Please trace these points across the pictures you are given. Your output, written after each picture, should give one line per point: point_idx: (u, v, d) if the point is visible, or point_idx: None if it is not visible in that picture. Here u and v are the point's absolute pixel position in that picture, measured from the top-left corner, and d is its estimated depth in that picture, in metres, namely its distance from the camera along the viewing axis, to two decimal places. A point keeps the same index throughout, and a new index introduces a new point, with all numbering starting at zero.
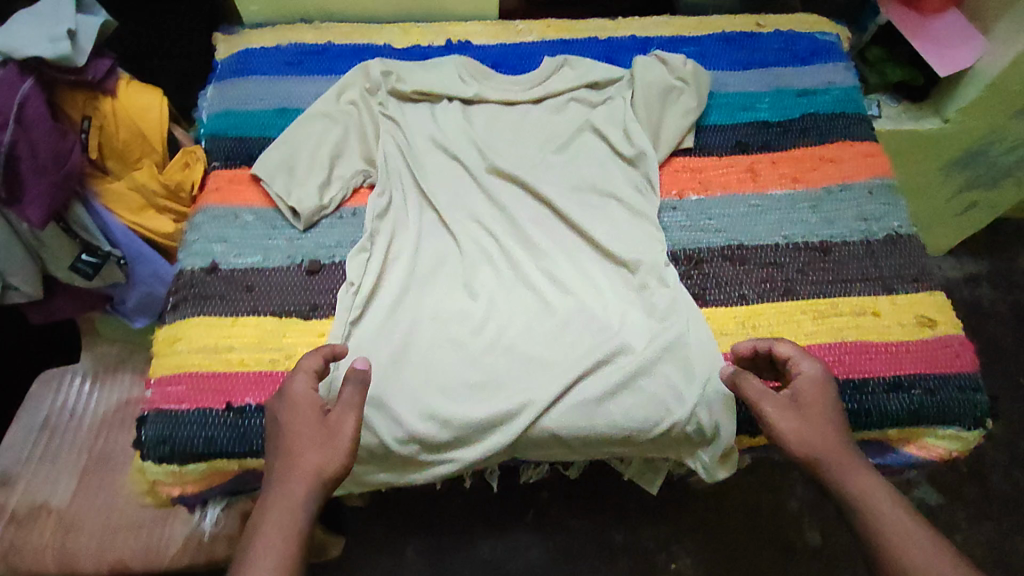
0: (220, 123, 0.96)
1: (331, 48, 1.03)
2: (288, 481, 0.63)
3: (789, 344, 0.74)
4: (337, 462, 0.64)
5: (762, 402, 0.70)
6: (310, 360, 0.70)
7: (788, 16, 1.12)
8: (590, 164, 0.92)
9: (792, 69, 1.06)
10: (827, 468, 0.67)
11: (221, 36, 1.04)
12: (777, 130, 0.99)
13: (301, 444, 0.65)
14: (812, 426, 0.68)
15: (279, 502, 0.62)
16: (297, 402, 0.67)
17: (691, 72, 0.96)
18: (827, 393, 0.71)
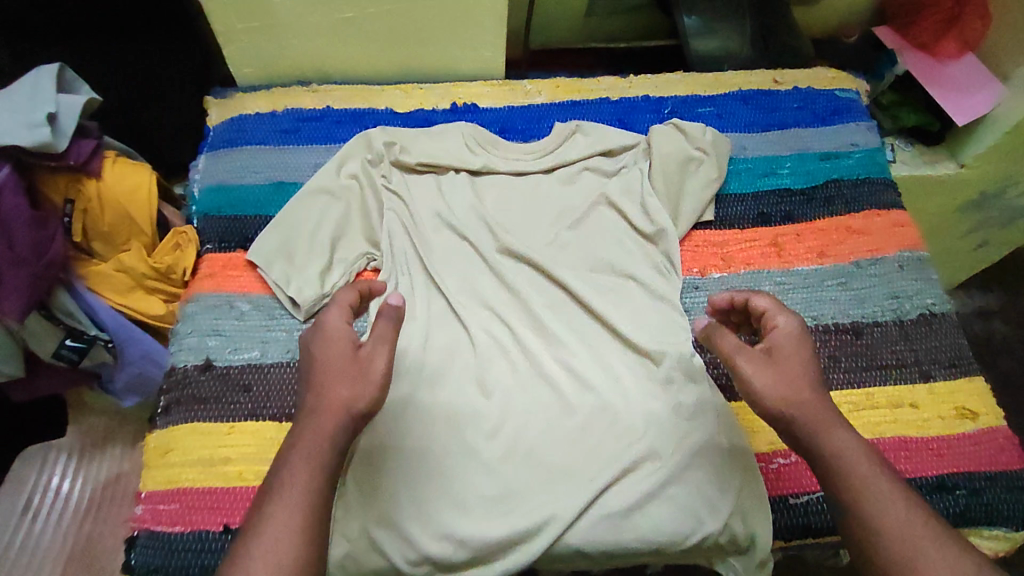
0: (214, 199, 0.91)
1: (330, 113, 0.98)
2: (316, 415, 0.60)
3: (768, 296, 0.70)
4: (367, 396, 0.62)
5: (737, 352, 0.66)
6: (344, 295, 0.70)
7: (806, 72, 1.08)
8: (605, 239, 0.88)
9: (812, 129, 1.02)
10: (797, 420, 0.62)
11: (214, 101, 0.99)
12: (800, 198, 0.95)
13: (331, 375, 0.62)
14: (792, 381, 0.63)
15: (306, 432, 0.59)
16: (330, 333, 0.66)
17: (710, 142, 0.93)
18: (807, 349, 0.66)
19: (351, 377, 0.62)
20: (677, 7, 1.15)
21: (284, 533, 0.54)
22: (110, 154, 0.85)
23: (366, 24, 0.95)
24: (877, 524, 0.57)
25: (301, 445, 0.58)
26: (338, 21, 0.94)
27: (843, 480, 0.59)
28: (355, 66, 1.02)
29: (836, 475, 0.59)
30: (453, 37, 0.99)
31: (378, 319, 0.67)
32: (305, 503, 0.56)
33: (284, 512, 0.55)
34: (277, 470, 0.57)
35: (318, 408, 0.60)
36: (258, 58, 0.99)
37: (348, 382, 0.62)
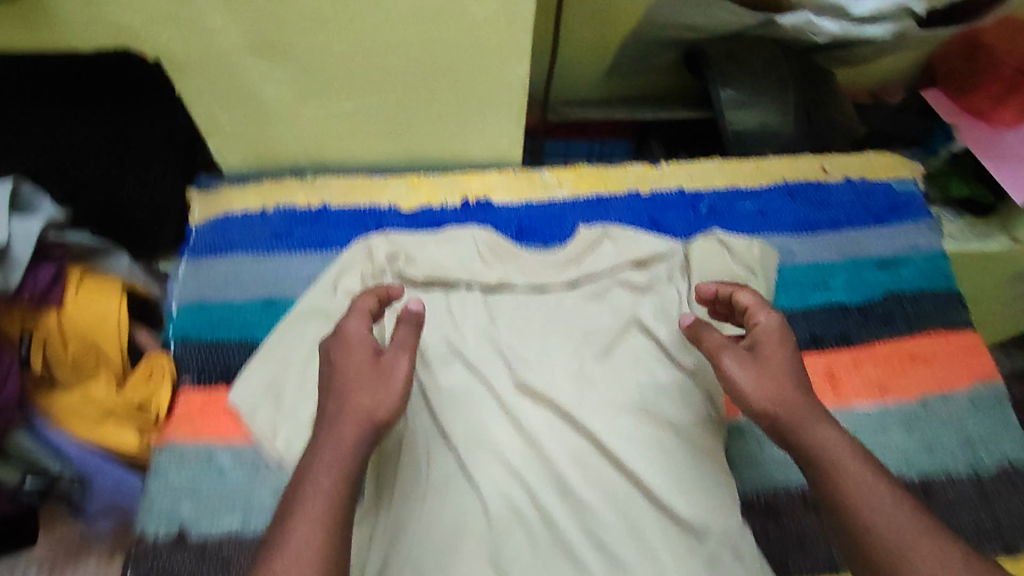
0: (195, 318, 0.81)
1: (326, 212, 0.88)
2: (335, 425, 0.57)
3: (751, 291, 0.70)
4: (388, 406, 0.59)
5: (721, 347, 0.64)
6: (365, 303, 0.68)
7: (857, 159, 0.97)
8: (635, 376, 0.77)
9: (868, 230, 0.90)
10: (782, 419, 0.59)
11: (197, 196, 0.88)
12: (856, 316, 0.84)
13: (352, 384, 0.59)
14: (774, 374, 0.61)
15: (327, 440, 0.56)
16: (349, 340, 0.64)
17: (758, 259, 0.84)
18: (784, 346, 0.63)
19: (374, 379, 0.60)
20: (712, 79, 1.02)
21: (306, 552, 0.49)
22: (72, 272, 0.77)
23: (368, 115, 0.84)
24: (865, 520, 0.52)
25: (323, 450, 0.55)
26: (338, 112, 0.82)
27: (827, 468, 0.55)
28: (354, 155, 0.91)
29: (828, 472, 0.55)
30: (466, 129, 0.87)
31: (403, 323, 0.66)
32: (327, 515, 0.51)
33: (305, 525, 0.50)
34: (297, 486, 0.53)
35: (339, 415, 0.58)
36: (246, 147, 0.88)
37: (367, 386, 0.60)
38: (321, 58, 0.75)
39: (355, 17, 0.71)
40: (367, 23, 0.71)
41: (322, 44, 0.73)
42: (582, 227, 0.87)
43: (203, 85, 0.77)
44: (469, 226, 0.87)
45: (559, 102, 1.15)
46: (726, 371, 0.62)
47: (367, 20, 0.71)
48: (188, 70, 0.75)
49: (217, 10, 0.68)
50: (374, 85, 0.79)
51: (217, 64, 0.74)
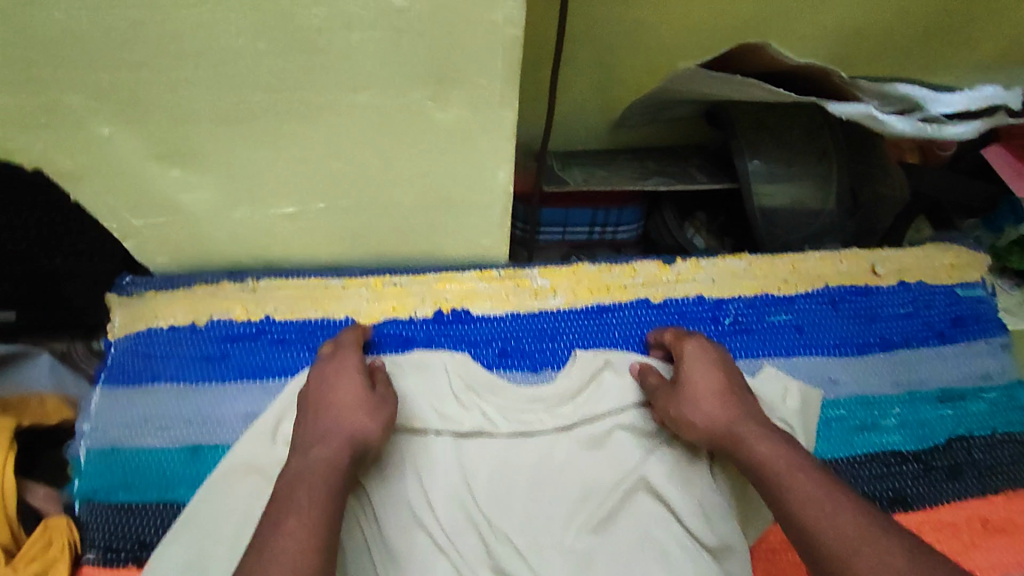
0: (105, 470, 0.66)
1: (269, 328, 0.72)
2: (326, 440, 0.58)
3: (672, 328, 0.72)
4: (369, 427, 0.60)
5: (660, 380, 0.68)
6: (348, 337, 0.69)
7: (913, 257, 0.81)
8: (643, 556, 0.62)
9: (925, 351, 0.75)
10: (727, 444, 0.62)
11: (118, 303, 0.73)
12: (916, 467, 0.69)
13: (346, 406, 0.61)
14: (708, 386, 0.64)
15: (319, 452, 0.57)
16: (341, 368, 0.65)
17: (797, 411, 0.68)
18: (712, 364, 0.66)
19: (361, 396, 0.62)
20: (738, 150, 0.84)
21: (300, 548, 0.48)
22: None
23: (316, 219, 0.67)
24: (817, 526, 0.52)
25: (314, 455, 0.56)
26: (277, 216, 0.66)
27: (772, 477, 0.57)
28: (302, 253, 0.74)
29: (773, 484, 0.56)
30: (440, 232, 0.70)
31: (376, 367, 0.67)
32: (321, 520, 0.51)
33: (294, 525, 0.49)
34: (287, 495, 0.52)
35: (331, 431, 0.59)
36: (170, 248, 0.71)
37: (354, 405, 0.61)
38: (249, 166, 0.58)
39: (288, 128, 0.54)
40: (304, 133, 0.54)
41: (249, 151, 0.56)
42: (579, 352, 0.72)
43: (105, 194, 0.61)
44: (441, 350, 0.72)
45: (560, 157, 0.95)
46: (666, 401, 0.66)
47: (305, 130, 0.54)
48: (82, 179, 0.59)
49: (103, 119, 0.52)
50: (318, 189, 0.62)
51: (117, 172, 0.58)
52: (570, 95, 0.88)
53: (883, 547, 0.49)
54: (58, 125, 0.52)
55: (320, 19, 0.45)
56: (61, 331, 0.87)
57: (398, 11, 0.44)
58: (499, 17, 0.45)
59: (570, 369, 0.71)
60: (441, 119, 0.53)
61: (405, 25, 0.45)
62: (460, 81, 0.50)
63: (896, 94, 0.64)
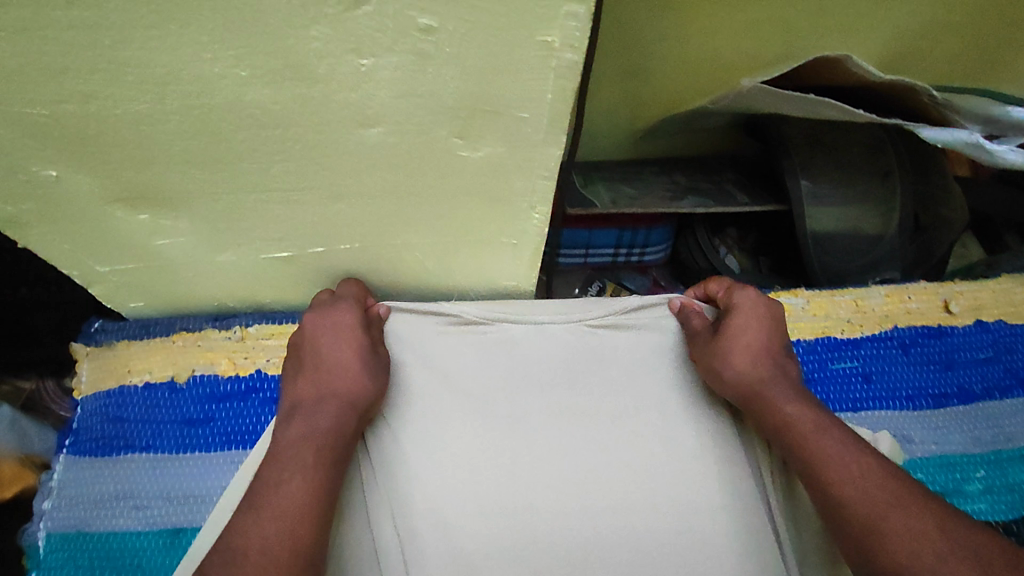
0: (69, 562, 0.55)
1: (262, 386, 0.63)
2: (320, 403, 0.49)
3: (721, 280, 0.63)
4: (369, 389, 0.51)
5: (700, 327, 0.59)
6: (349, 288, 0.58)
7: (991, 293, 0.72)
8: (714, 549, 0.51)
9: (1009, 403, 0.66)
10: (756, 397, 0.52)
11: (89, 358, 0.63)
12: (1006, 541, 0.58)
13: (346, 363, 0.52)
14: (751, 332, 0.55)
15: (317, 412, 0.48)
16: (342, 319, 0.54)
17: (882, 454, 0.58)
18: (761, 313, 0.57)
19: (358, 354, 0.53)
20: (790, 170, 0.75)
21: (291, 521, 0.40)
22: None
23: (316, 263, 0.57)
24: (830, 484, 0.44)
25: (317, 414, 0.48)
26: (270, 260, 0.56)
27: (795, 441, 0.48)
28: (297, 296, 0.63)
29: (795, 446, 0.47)
30: (460, 276, 0.60)
31: (372, 325, 0.57)
32: (321, 491, 0.43)
33: (290, 491, 0.42)
34: (292, 457, 0.44)
35: (326, 392, 0.50)
36: (146, 294, 0.61)
37: (354, 364, 0.52)
38: (234, 210, 0.48)
39: (280, 169, 0.44)
40: (301, 174, 0.44)
41: (232, 194, 0.46)
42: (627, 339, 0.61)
43: (60, 240, 0.50)
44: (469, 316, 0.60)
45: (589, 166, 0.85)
46: (700, 351, 0.57)
47: (301, 169, 0.44)
48: (32, 227, 0.48)
49: (49, 160, 0.42)
50: (319, 235, 0.52)
51: (70, 217, 0.48)
52: (602, 101, 0.77)
53: (906, 513, 0.40)
54: None
55: (320, 42, 0.34)
56: (29, 369, 0.73)
57: (423, 32, 0.34)
58: (554, 39, 0.35)
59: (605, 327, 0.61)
60: (467, 157, 0.44)
61: (431, 49, 0.35)
62: (496, 113, 0.40)
63: (1005, 119, 0.58)
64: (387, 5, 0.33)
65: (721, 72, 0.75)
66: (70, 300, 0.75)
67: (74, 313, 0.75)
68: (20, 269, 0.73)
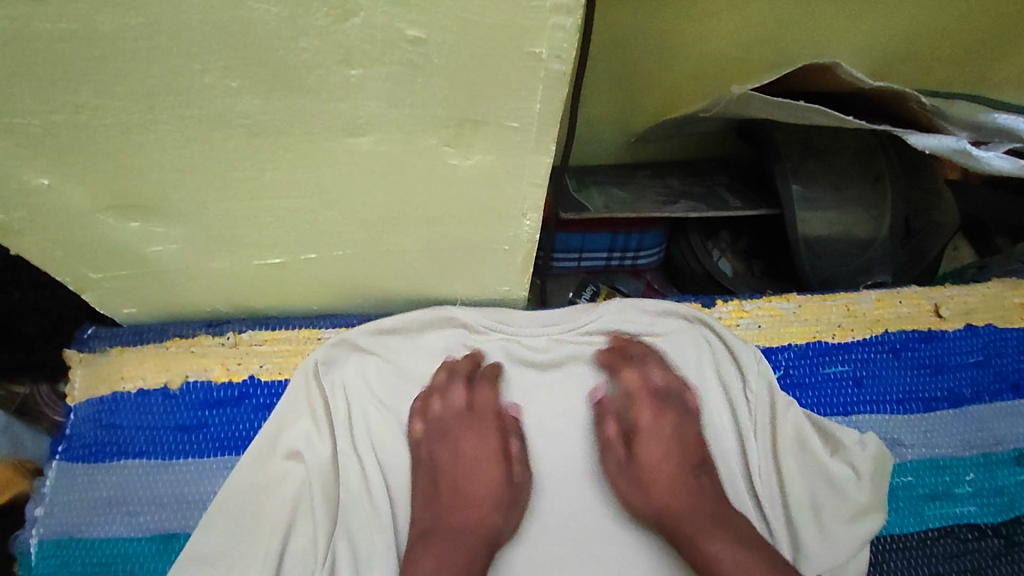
0: (64, 568, 0.56)
1: (255, 392, 0.63)
2: (454, 534, 0.54)
3: (638, 370, 0.62)
4: (498, 523, 0.56)
5: (614, 442, 0.60)
6: (485, 395, 0.61)
7: (981, 296, 0.72)
8: None
9: (998, 406, 0.67)
10: (673, 525, 0.55)
11: (83, 364, 0.63)
12: (995, 544, 0.60)
13: (484, 497, 0.57)
14: (660, 459, 0.59)
15: (441, 540, 0.53)
16: (485, 446, 0.59)
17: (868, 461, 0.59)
18: (669, 435, 0.60)
19: (496, 485, 0.57)
20: (781, 176, 0.76)
21: None
22: None
23: (309, 270, 0.57)
24: None
25: (448, 541, 0.53)
26: (263, 266, 0.56)
27: None
28: (289, 301, 0.63)
29: None
30: (453, 282, 0.60)
31: (510, 437, 0.60)
32: None
33: None
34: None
35: (460, 524, 0.55)
36: (139, 300, 0.61)
37: (488, 500, 0.57)
38: (227, 217, 0.48)
39: (271, 176, 0.44)
40: (292, 181, 0.45)
41: (224, 202, 0.46)
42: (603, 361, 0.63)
43: (52, 248, 0.50)
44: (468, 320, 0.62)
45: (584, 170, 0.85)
46: (614, 476, 0.59)
47: (293, 177, 0.44)
48: (24, 235, 0.49)
49: (40, 169, 0.42)
50: (312, 241, 0.52)
51: (63, 225, 0.48)
52: (595, 108, 0.78)
53: None
54: None
55: (308, 53, 0.35)
56: (23, 373, 0.74)
57: (411, 43, 0.34)
58: (542, 50, 0.35)
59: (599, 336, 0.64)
60: (458, 166, 0.44)
61: (420, 61, 0.35)
62: (486, 122, 0.40)
63: (989, 125, 0.59)
64: (374, 17, 0.33)
65: (712, 78, 0.75)
66: (59, 304, 0.74)
67: (66, 316, 0.74)
68: (14, 274, 0.71)
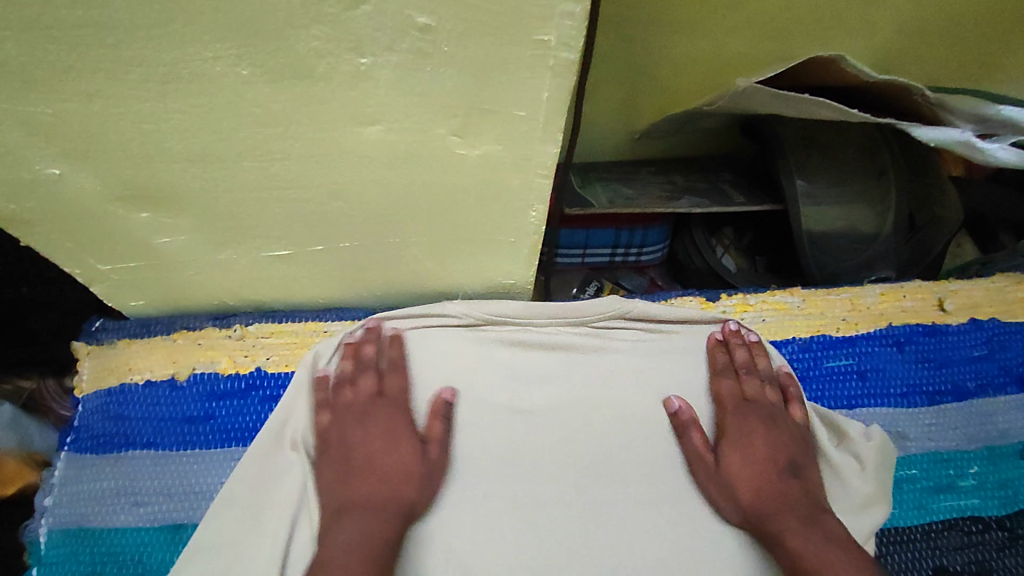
0: (72, 556, 0.56)
1: (261, 383, 0.63)
2: (368, 510, 0.52)
3: (733, 379, 0.61)
4: (419, 496, 0.54)
5: (700, 450, 0.57)
6: (394, 381, 0.59)
7: (986, 291, 0.73)
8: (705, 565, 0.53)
9: (1002, 400, 0.67)
10: (762, 529, 0.53)
11: (90, 357, 0.64)
12: (999, 536, 0.60)
13: (399, 471, 0.54)
14: (749, 465, 0.57)
15: (353, 514, 0.51)
16: (396, 427, 0.57)
17: (874, 451, 0.59)
18: (759, 437, 0.58)
19: (411, 461, 0.55)
20: (785, 170, 0.76)
21: None
22: None
23: (316, 262, 0.57)
24: None
25: (359, 518, 0.51)
26: (269, 258, 0.56)
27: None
28: (296, 294, 0.64)
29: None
30: (459, 275, 0.61)
31: (431, 420, 0.57)
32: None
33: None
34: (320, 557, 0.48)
35: (373, 498, 0.53)
36: (147, 292, 0.61)
37: (403, 479, 0.54)
38: (235, 209, 0.49)
39: (281, 168, 0.44)
40: (300, 172, 0.45)
41: (234, 193, 0.47)
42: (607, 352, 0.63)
43: (61, 238, 0.51)
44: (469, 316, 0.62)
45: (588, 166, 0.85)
46: (704, 483, 0.56)
47: (301, 168, 0.45)
48: (34, 225, 0.49)
49: (53, 158, 0.42)
50: (318, 232, 0.52)
51: (73, 216, 0.48)
52: (599, 104, 0.78)
53: None
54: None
55: (319, 41, 0.35)
56: (32, 368, 0.73)
57: (421, 31, 0.35)
58: (550, 38, 0.36)
59: (604, 332, 0.63)
60: (465, 156, 0.44)
61: (429, 48, 0.36)
62: (494, 111, 0.40)
63: (996, 118, 0.58)
64: (385, 5, 0.33)
65: (717, 73, 0.75)
66: (66, 299, 0.75)
67: (72, 312, 0.75)
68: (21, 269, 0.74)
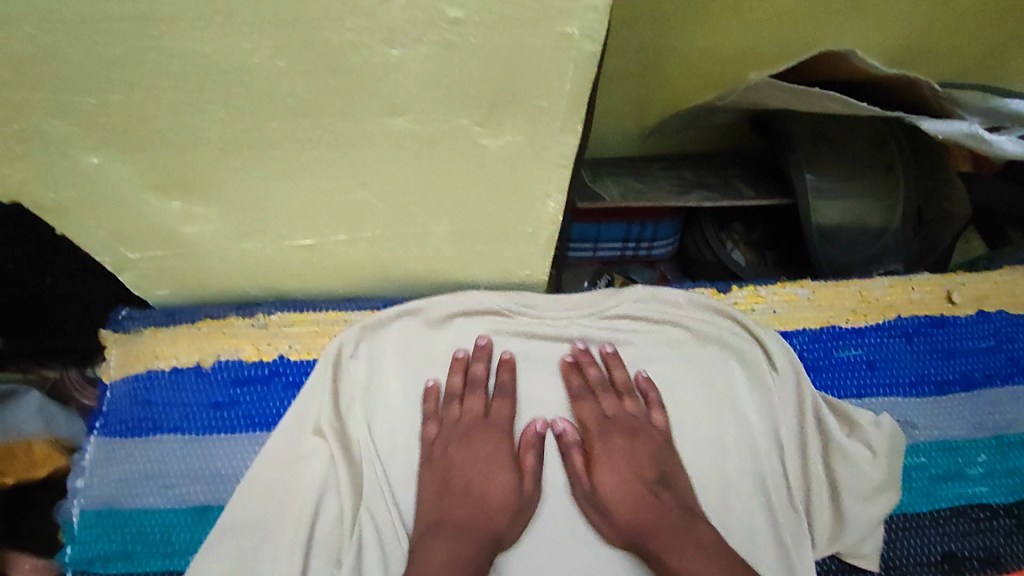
0: (104, 535, 0.58)
1: (284, 370, 0.65)
2: (463, 530, 0.53)
3: (590, 402, 0.61)
4: (509, 526, 0.55)
5: (577, 473, 0.58)
6: (501, 407, 0.60)
7: (994, 284, 0.74)
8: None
9: (1009, 390, 0.68)
10: (644, 544, 0.53)
11: (116, 344, 0.66)
12: (1007, 523, 0.61)
13: (494, 495, 0.56)
14: (619, 488, 0.56)
15: (448, 534, 0.52)
16: (497, 449, 0.58)
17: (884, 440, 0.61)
18: (620, 455, 0.58)
19: (511, 488, 0.56)
20: (795, 164, 0.77)
21: None
22: None
23: (338, 251, 0.59)
24: None
25: (456, 543, 0.51)
26: (294, 247, 0.58)
27: None
28: (317, 283, 0.66)
29: None
30: (477, 265, 0.62)
31: (527, 450, 0.58)
32: None
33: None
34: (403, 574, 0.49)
35: (468, 519, 0.54)
36: (172, 281, 0.63)
37: (502, 508, 0.55)
38: (262, 198, 0.50)
39: (309, 157, 0.46)
40: (328, 162, 0.47)
41: (262, 182, 0.49)
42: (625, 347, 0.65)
43: (95, 226, 0.53)
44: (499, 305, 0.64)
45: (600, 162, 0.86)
46: (582, 509, 0.56)
47: (328, 158, 0.46)
48: (70, 214, 0.51)
49: (92, 148, 0.44)
50: (341, 221, 0.54)
51: (107, 204, 0.50)
52: (612, 99, 0.79)
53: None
54: (38, 154, 0.45)
55: (353, 33, 0.37)
56: (54, 357, 0.77)
57: (451, 24, 0.37)
58: (574, 30, 0.37)
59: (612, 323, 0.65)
60: (488, 146, 0.46)
61: (457, 41, 0.38)
62: (517, 102, 0.42)
63: (1004, 111, 0.61)
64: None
65: (728, 69, 0.77)
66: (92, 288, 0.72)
67: (95, 299, 0.74)
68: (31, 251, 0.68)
